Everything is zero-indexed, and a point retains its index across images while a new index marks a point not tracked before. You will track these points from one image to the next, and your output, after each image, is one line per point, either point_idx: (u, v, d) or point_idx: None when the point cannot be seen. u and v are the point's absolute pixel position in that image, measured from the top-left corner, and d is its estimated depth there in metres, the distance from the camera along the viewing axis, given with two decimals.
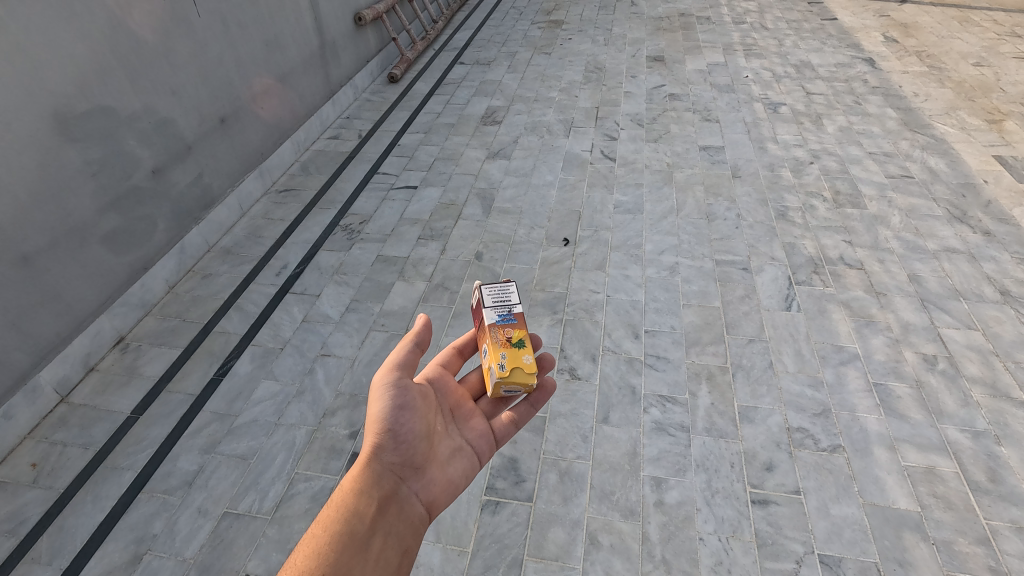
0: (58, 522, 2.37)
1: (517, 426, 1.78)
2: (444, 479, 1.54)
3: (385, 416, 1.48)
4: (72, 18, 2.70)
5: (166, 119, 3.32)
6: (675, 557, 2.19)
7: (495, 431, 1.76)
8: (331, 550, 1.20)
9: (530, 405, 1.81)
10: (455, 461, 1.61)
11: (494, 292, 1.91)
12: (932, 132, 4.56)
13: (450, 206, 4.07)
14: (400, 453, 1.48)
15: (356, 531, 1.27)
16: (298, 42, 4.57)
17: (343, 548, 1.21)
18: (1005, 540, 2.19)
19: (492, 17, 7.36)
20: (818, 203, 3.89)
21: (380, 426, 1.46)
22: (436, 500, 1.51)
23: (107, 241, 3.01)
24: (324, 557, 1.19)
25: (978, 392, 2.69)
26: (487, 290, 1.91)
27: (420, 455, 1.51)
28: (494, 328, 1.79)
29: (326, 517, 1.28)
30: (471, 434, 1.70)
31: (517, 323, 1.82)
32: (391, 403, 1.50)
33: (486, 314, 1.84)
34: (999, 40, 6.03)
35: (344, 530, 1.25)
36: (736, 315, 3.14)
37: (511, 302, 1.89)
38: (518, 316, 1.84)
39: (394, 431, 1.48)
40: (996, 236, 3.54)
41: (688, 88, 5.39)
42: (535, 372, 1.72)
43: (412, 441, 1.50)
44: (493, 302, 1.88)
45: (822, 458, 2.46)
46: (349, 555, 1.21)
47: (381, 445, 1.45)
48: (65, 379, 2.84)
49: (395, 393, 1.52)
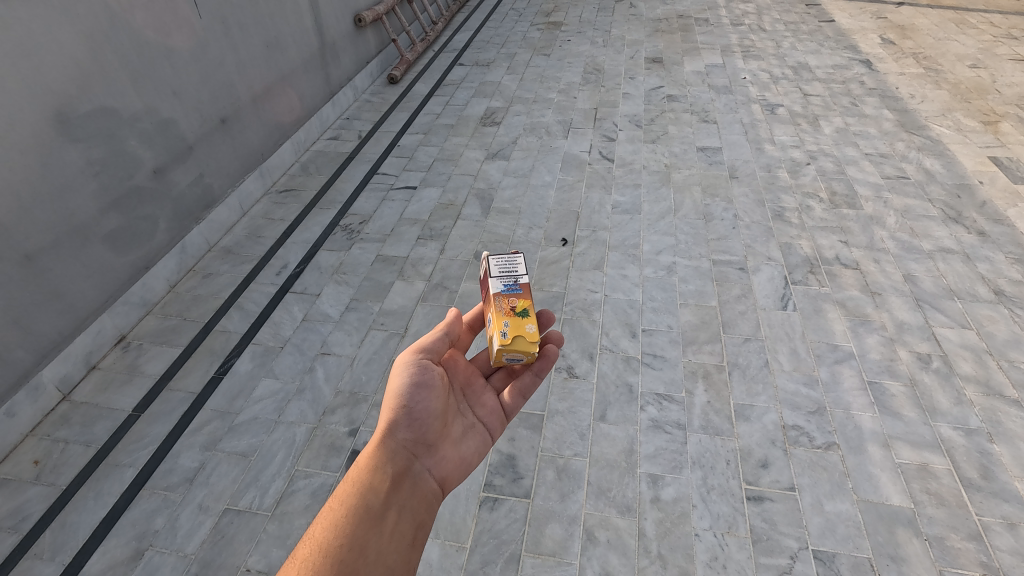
0: (60, 519, 2.39)
1: (524, 399, 1.77)
2: (457, 456, 1.52)
3: (402, 394, 1.47)
4: (74, 20, 2.73)
5: (168, 120, 3.35)
6: (670, 552, 2.21)
7: (504, 405, 1.74)
8: (347, 522, 1.19)
9: (533, 374, 1.76)
10: (467, 439, 1.59)
11: (502, 262, 1.92)
12: (928, 133, 4.59)
13: (449, 206, 4.10)
14: (414, 430, 1.46)
15: (371, 505, 1.25)
16: (298, 42, 4.60)
17: (358, 521, 1.20)
18: (996, 536, 2.22)
19: (492, 18, 7.40)
20: (814, 204, 3.92)
21: (397, 403, 1.45)
22: (449, 477, 1.49)
23: (109, 241, 3.04)
24: (340, 529, 1.18)
25: (971, 390, 2.71)
26: (493, 261, 1.92)
27: (433, 432, 1.49)
28: (499, 297, 1.79)
29: (342, 491, 1.26)
30: (482, 410, 1.69)
31: (522, 293, 1.81)
32: (409, 381, 1.49)
33: (492, 284, 1.85)
34: (996, 42, 6.06)
35: (359, 503, 1.24)
36: (732, 314, 3.16)
37: (518, 273, 1.89)
38: (524, 287, 1.84)
39: (410, 408, 1.47)
40: (991, 237, 3.57)
41: (686, 90, 5.42)
42: (537, 341, 1.70)
43: (427, 419, 1.48)
44: (499, 272, 1.89)
45: (817, 456, 2.49)
46: (365, 528, 1.20)
47: (397, 421, 1.43)
48: (67, 377, 2.87)
49: (414, 371, 1.51)
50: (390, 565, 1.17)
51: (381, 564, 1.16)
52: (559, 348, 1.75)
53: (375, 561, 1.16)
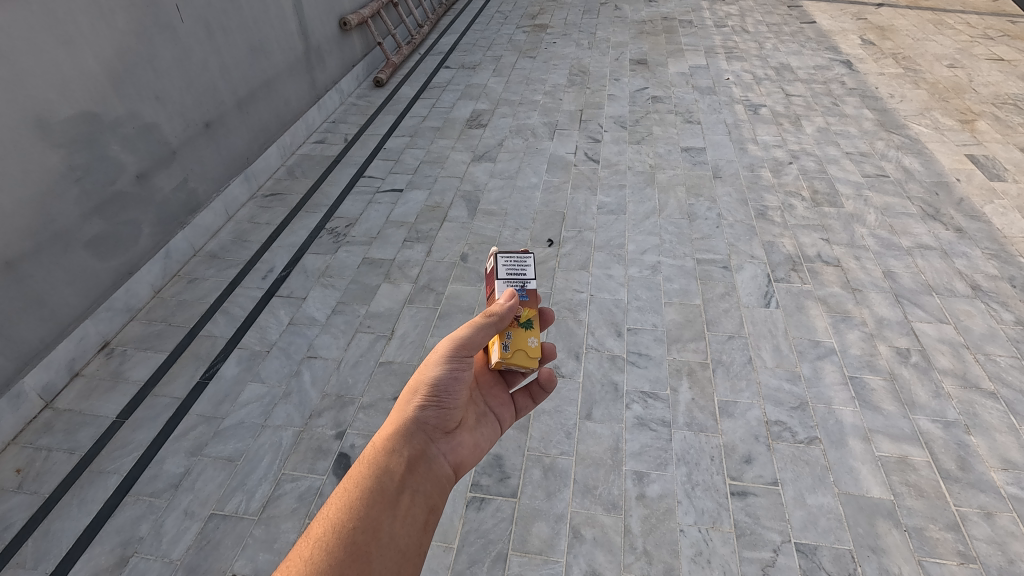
0: (43, 527, 2.37)
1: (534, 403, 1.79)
2: (472, 443, 1.52)
3: (433, 378, 1.41)
4: (54, 26, 2.72)
5: (150, 124, 3.33)
6: (656, 548, 2.24)
7: (515, 403, 1.76)
8: (361, 504, 1.14)
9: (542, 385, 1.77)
10: (481, 428, 1.59)
11: (511, 260, 1.71)
12: (907, 132, 4.68)
13: (436, 208, 4.12)
14: (437, 415, 1.42)
15: (387, 487, 1.20)
16: (282, 46, 4.59)
17: (373, 502, 1.15)
18: (974, 525, 2.26)
19: (478, 21, 7.43)
20: (796, 202, 3.98)
21: (427, 389, 1.40)
22: (463, 463, 1.47)
23: (92, 246, 3.02)
24: (354, 510, 1.13)
25: (949, 384, 2.77)
26: (503, 259, 1.69)
27: (454, 420, 1.47)
28: None
29: (356, 471, 1.21)
30: (494, 402, 1.69)
31: (528, 302, 1.65)
32: (442, 371, 1.43)
33: (498, 285, 1.66)
34: (972, 43, 6.18)
35: (375, 485, 1.19)
36: (715, 312, 3.20)
37: (526, 275, 1.69)
38: (531, 294, 1.65)
39: (438, 396, 1.42)
40: (968, 233, 3.64)
41: (670, 91, 5.48)
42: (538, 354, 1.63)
43: (452, 408, 1.45)
44: (507, 273, 1.68)
45: (799, 450, 2.53)
46: (379, 510, 1.15)
47: (422, 404, 1.40)
48: (49, 385, 2.84)
49: (450, 362, 1.44)
50: (404, 548, 1.13)
51: (395, 547, 1.11)
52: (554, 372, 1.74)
53: (389, 545, 1.11)
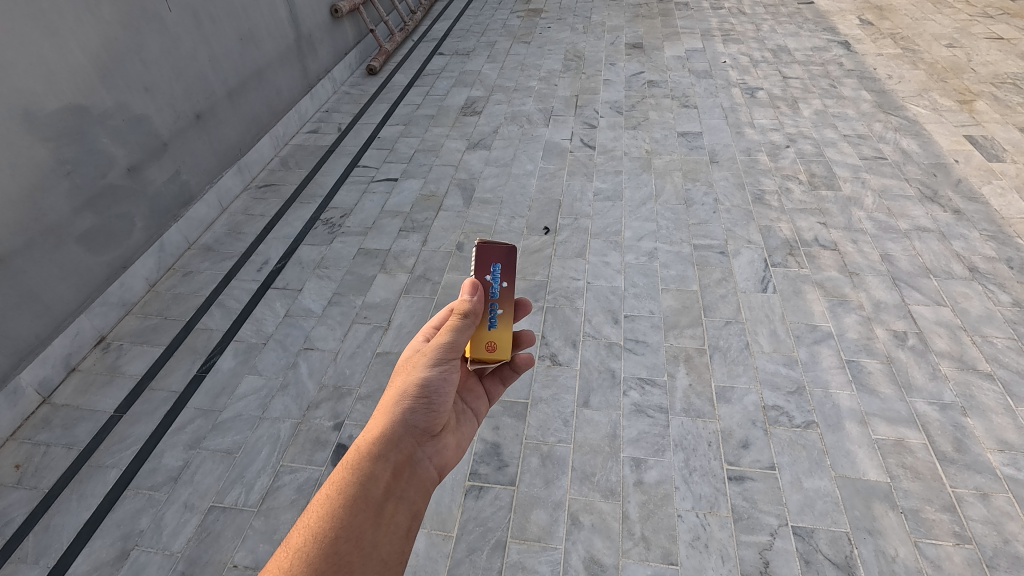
0: (44, 522, 2.38)
1: (505, 385, 1.79)
2: (455, 444, 1.47)
3: (423, 378, 1.39)
4: (39, 17, 2.66)
5: (141, 116, 3.29)
6: (653, 533, 2.25)
7: (488, 390, 1.76)
8: (344, 512, 1.08)
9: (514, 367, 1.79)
10: (462, 427, 1.56)
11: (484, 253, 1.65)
12: (905, 113, 4.63)
13: (430, 198, 4.08)
14: (426, 417, 1.38)
15: (372, 494, 1.14)
16: (273, 34, 4.52)
17: (356, 511, 1.10)
18: (969, 506, 2.27)
19: (471, 6, 7.33)
20: (793, 186, 3.95)
21: (415, 391, 1.37)
22: (447, 464, 1.42)
23: (84, 241, 2.99)
24: (337, 517, 1.07)
25: (946, 366, 2.77)
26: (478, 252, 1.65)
27: (440, 423, 1.42)
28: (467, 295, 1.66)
29: (339, 476, 1.15)
30: (471, 396, 1.67)
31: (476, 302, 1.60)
32: (431, 371, 1.41)
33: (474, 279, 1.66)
34: (971, 21, 6.10)
35: (359, 492, 1.13)
36: (713, 298, 3.19)
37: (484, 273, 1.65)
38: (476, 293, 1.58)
39: (428, 396, 1.39)
40: (966, 215, 3.62)
41: (666, 75, 5.42)
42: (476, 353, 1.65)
43: (442, 410, 1.41)
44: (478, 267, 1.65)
45: (796, 435, 2.53)
46: (363, 519, 1.09)
47: (411, 406, 1.35)
48: (46, 380, 2.83)
49: (438, 363, 1.43)
50: (386, 558, 1.08)
51: (377, 557, 1.06)
52: (531, 359, 1.74)
53: (371, 555, 1.06)
